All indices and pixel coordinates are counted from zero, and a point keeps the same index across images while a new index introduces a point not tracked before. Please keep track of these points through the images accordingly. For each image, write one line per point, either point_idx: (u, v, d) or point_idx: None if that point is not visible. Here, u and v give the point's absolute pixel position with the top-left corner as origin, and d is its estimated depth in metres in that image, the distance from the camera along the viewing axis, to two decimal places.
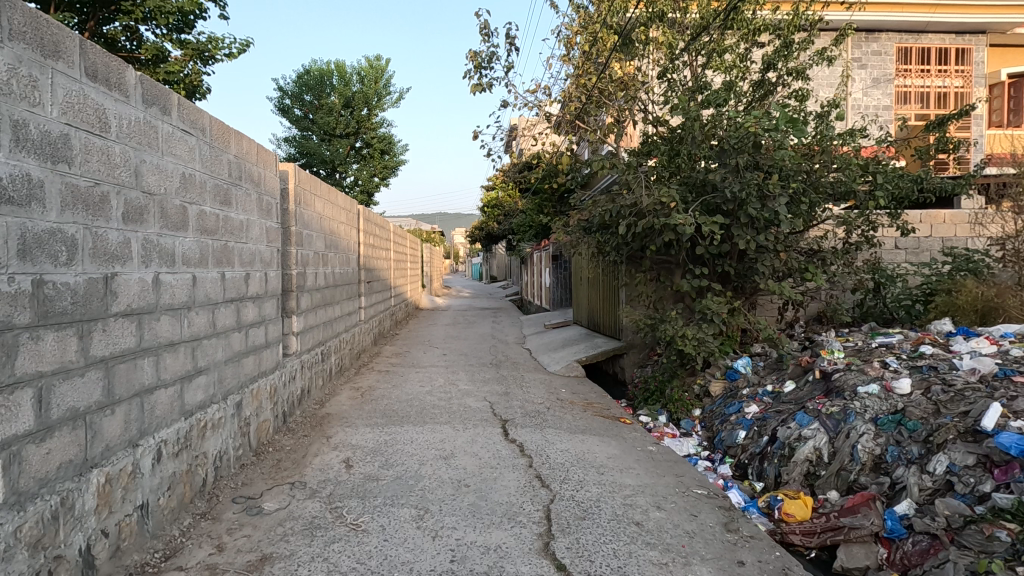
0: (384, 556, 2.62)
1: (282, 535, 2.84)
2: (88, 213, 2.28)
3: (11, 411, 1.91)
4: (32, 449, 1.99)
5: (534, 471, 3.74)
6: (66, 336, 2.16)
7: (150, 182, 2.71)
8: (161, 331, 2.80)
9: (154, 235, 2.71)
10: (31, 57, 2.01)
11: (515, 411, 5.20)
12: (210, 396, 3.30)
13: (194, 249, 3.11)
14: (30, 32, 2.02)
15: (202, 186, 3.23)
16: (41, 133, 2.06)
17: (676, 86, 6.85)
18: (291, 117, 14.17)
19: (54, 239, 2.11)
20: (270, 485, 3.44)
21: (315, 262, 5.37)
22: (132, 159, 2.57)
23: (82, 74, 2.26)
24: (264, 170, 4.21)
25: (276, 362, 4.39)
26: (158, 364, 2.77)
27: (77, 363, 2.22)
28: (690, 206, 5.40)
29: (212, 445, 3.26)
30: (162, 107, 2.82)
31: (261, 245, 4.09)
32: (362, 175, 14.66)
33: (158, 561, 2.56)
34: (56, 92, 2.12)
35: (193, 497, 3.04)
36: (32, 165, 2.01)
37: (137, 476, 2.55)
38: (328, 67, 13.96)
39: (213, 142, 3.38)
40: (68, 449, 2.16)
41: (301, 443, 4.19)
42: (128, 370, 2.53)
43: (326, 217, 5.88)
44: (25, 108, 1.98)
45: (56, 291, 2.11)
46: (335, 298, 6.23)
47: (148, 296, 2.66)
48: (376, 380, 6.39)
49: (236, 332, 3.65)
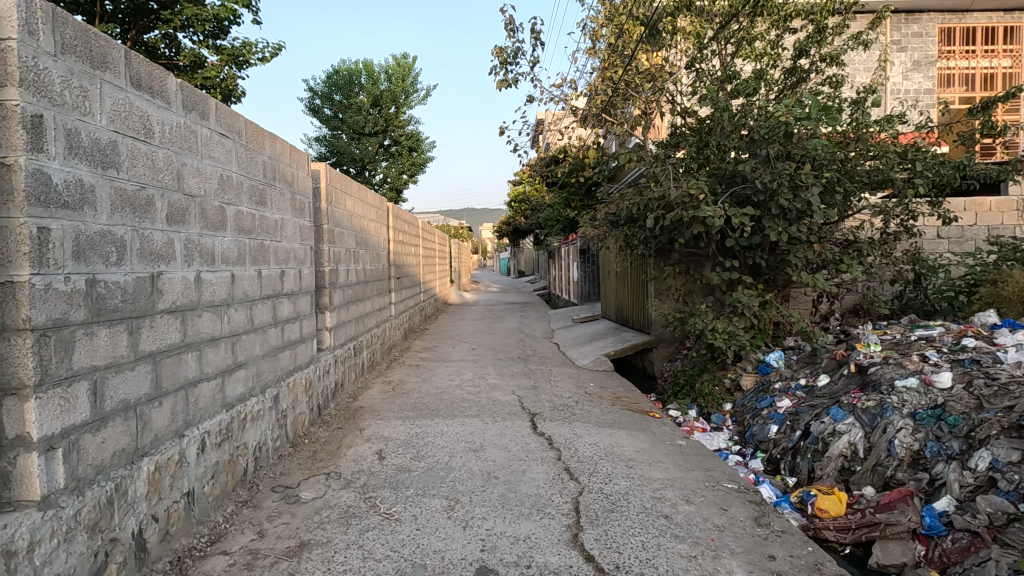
0: (417, 545, 2.70)
1: (319, 522, 2.94)
2: (135, 216, 2.41)
3: (70, 402, 2.04)
4: (89, 438, 2.13)
5: (563, 464, 3.77)
6: (117, 332, 2.29)
7: (191, 184, 2.84)
8: (204, 327, 2.93)
9: (195, 236, 2.85)
10: (82, 69, 2.14)
11: (543, 404, 5.24)
12: (250, 389, 3.43)
13: (232, 248, 3.24)
14: (80, 44, 2.14)
15: (239, 187, 3.35)
16: (92, 140, 2.19)
17: (704, 76, 6.75)
18: (322, 117, 14.46)
19: (105, 240, 2.24)
20: (307, 475, 3.56)
21: (347, 258, 5.50)
22: (175, 163, 2.70)
23: (128, 83, 2.38)
24: (297, 170, 4.32)
25: (311, 356, 4.52)
26: (201, 358, 2.90)
27: (127, 358, 2.35)
28: (720, 198, 5.31)
29: (252, 436, 3.40)
30: (201, 112, 2.94)
31: (295, 243, 4.22)
32: (391, 172, 14.91)
33: (205, 546, 2.69)
34: (105, 101, 2.25)
35: (235, 486, 3.17)
36: (85, 171, 2.14)
37: (183, 465, 2.69)
38: (356, 67, 14.13)
39: (249, 144, 3.50)
40: (121, 437, 2.30)
41: (336, 435, 4.32)
42: (173, 365, 2.66)
43: (357, 215, 6.01)
44: (77, 118, 2.11)
45: (109, 290, 2.24)
46: (367, 293, 6.38)
47: (191, 293, 2.80)
48: (406, 373, 6.51)
49: (273, 327, 3.78)
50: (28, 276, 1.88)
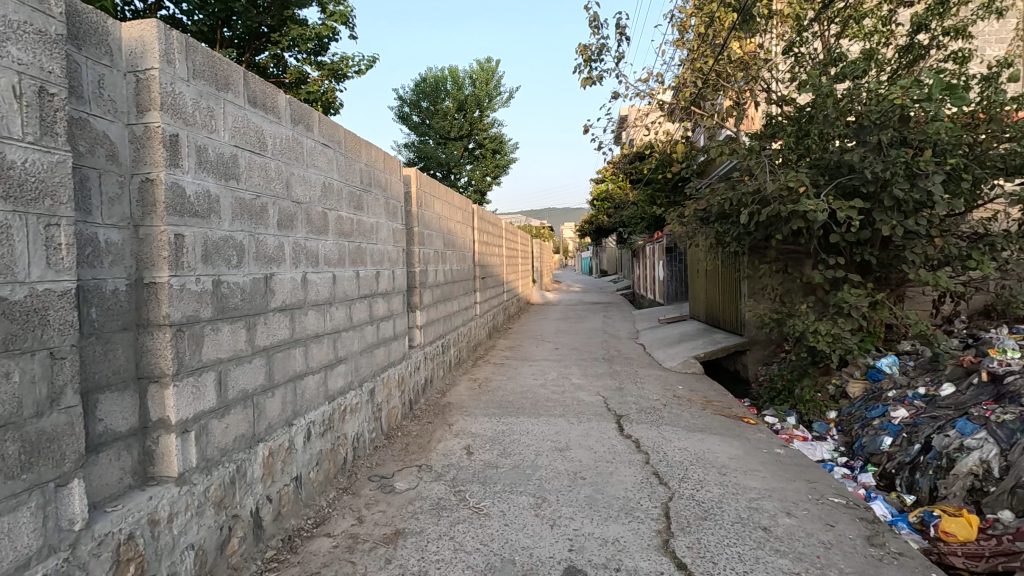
0: (506, 540, 2.74)
1: (413, 512, 3.08)
2: (252, 221, 2.65)
3: (200, 390, 2.28)
4: (215, 422, 2.37)
5: (651, 467, 3.68)
6: (238, 327, 2.53)
7: (299, 192, 3.07)
8: (310, 324, 3.16)
9: (302, 240, 3.08)
10: (209, 91, 2.38)
11: (630, 406, 5.14)
12: (349, 383, 3.65)
13: (334, 251, 3.46)
14: (208, 69, 2.38)
15: (339, 193, 3.57)
16: (217, 155, 2.43)
17: (804, 60, 6.32)
18: (411, 124, 15.10)
19: (228, 245, 2.48)
20: (401, 466, 3.73)
21: (435, 259, 5.70)
22: (284, 173, 2.93)
23: (246, 102, 2.62)
24: (390, 175, 4.54)
25: (403, 353, 4.73)
26: (307, 353, 3.12)
27: (246, 351, 2.58)
28: (823, 190, 4.94)
29: (351, 427, 3.62)
30: (307, 125, 3.17)
31: (389, 245, 4.44)
32: (475, 175, 15.26)
33: (311, 527, 2.90)
34: (227, 119, 2.49)
35: (337, 473, 3.39)
36: (212, 183, 2.38)
37: (293, 451, 2.92)
38: (442, 73, 14.56)
39: (348, 152, 3.73)
40: (241, 424, 2.54)
41: (426, 429, 4.49)
42: (284, 359, 2.89)
43: (444, 218, 6.21)
44: (205, 135, 2.35)
45: (231, 289, 2.47)
46: (454, 293, 6.57)
47: (299, 293, 3.03)
48: (491, 371, 6.64)
49: (369, 325, 4.00)
50: (167, 278, 2.12)
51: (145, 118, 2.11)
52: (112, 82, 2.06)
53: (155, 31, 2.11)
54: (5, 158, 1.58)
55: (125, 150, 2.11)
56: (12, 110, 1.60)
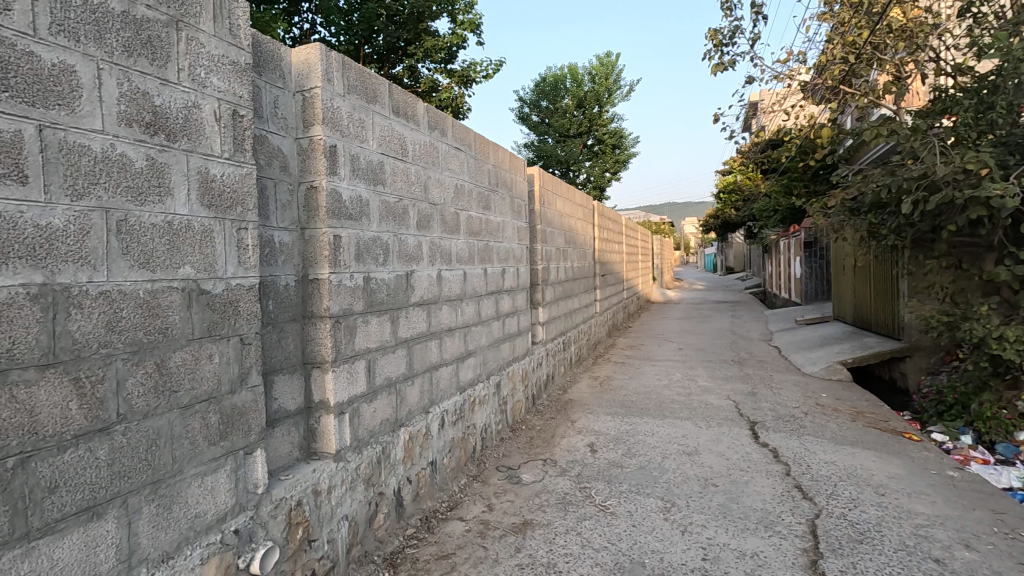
0: (634, 541, 2.70)
1: (539, 504, 3.14)
2: (395, 222, 2.86)
3: (353, 376, 2.52)
4: (365, 406, 2.60)
5: (793, 480, 3.39)
6: (384, 320, 2.75)
7: (435, 194, 3.26)
8: (444, 319, 3.34)
9: (437, 239, 3.27)
10: (360, 104, 2.62)
11: (765, 413, 4.79)
12: (478, 375, 3.81)
13: (465, 249, 3.63)
14: (359, 84, 2.61)
15: (470, 194, 3.74)
16: (367, 162, 2.66)
17: (986, 21, 5.43)
18: (530, 124, 15.36)
19: (376, 244, 2.70)
20: (526, 459, 3.82)
21: (557, 257, 5.75)
22: (423, 176, 3.13)
23: (390, 112, 2.84)
24: (515, 175, 4.65)
25: (527, 348, 4.83)
26: (442, 346, 3.31)
27: (390, 342, 2.80)
28: (1012, 171, 4.20)
29: (480, 418, 3.77)
30: (442, 130, 3.36)
31: (514, 243, 4.56)
32: (594, 171, 15.11)
33: (445, 510, 3.08)
34: (375, 129, 2.72)
35: (467, 461, 3.56)
36: (363, 188, 2.62)
37: (429, 437, 3.12)
38: (562, 72, 14.69)
39: (477, 154, 3.88)
40: (386, 409, 2.76)
41: (549, 424, 4.55)
42: (422, 350, 3.09)
43: (566, 215, 6.24)
44: (358, 145, 2.59)
45: (378, 285, 2.70)
46: (574, 291, 6.58)
47: (434, 289, 3.22)
48: (613, 370, 6.54)
49: (496, 320, 4.13)
50: (327, 274, 2.37)
51: (309, 132, 2.38)
52: (284, 102, 2.33)
53: (318, 53, 2.36)
54: (209, 173, 1.86)
55: (294, 161, 2.39)
56: (213, 131, 1.88)
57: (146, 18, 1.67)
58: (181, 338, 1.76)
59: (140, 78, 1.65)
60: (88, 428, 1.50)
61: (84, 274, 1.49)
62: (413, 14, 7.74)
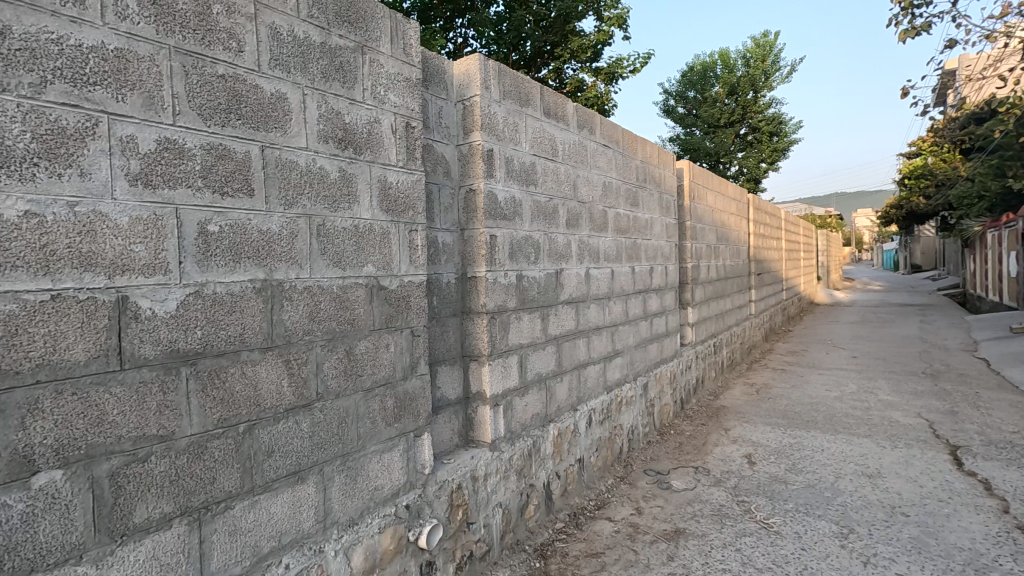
0: (804, 566, 2.45)
1: (692, 514, 2.99)
2: (546, 221, 2.92)
3: (507, 370, 2.62)
4: (517, 400, 2.69)
5: (1013, 519, 2.82)
6: (535, 317, 2.82)
7: (583, 193, 3.27)
8: (591, 317, 3.34)
9: (585, 238, 3.27)
10: (514, 108, 2.71)
11: (970, 436, 4.05)
12: (625, 375, 3.74)
13: (612, 247, 3.59)
14: (513, 89, 2.71)
15: (617, 191, 3.68)
16: (520, 164, 2.74)
17: None
18: (676, 116, 14.72)
19: (528, 243, 2.78)
20: (676, 465, 3.67)
21: (708, 254, 5.43)
22: (572, 175, 3.16)
23: (542, 115, 2.90)
24: (664, 170, 4.48)
25: (675, 350, 4.63)
26: (590, 344, 3.31)
27: (541, 339, 2.87)
28: None
29: (627, 419, 3.70)
30: (590, 129, 3.35)
31: (663, 240, 4.41)
32: (748, 162, 13.99)
33: (593, 508, 3.07)
34: (528, 131, 2.80)
35: (614, 461, 3.52)
36: (516, 189, 2.71)
37: (577, 434, 3.13)
38: (712, 60, 13.93)
39: (625, 151, 3.81)
40: (537, 404, 2.83)
41: (700, 431, 4.32)
42: (570, 348, 3.12)
43: (718, 210, 5.86)
44: (512, 148, 2.68)
45: (529, 283, 2.78)
46: (727, 290, 6.17)
47: (582, 287, 3.23)
48: (771, 377, 6.00)
49: (644, 320, 4.03)
50: (485, 272, 2.50)
51: (469, 138, 2.52)
52: (447, 111, 2.50)
53: (478, 63, 2.50)
54: (387, 180, 2.07)
55: (455, 166, 2.55)
56: (391, 143, 2.09)
57: (339, 47, 1.90)
58: (365, 328, 1.98)
59: (334, 99, 1.88)
60: (296, 403, 1.75)
61: (293, 271, 1.74)
62: (560, 16, 7.92)
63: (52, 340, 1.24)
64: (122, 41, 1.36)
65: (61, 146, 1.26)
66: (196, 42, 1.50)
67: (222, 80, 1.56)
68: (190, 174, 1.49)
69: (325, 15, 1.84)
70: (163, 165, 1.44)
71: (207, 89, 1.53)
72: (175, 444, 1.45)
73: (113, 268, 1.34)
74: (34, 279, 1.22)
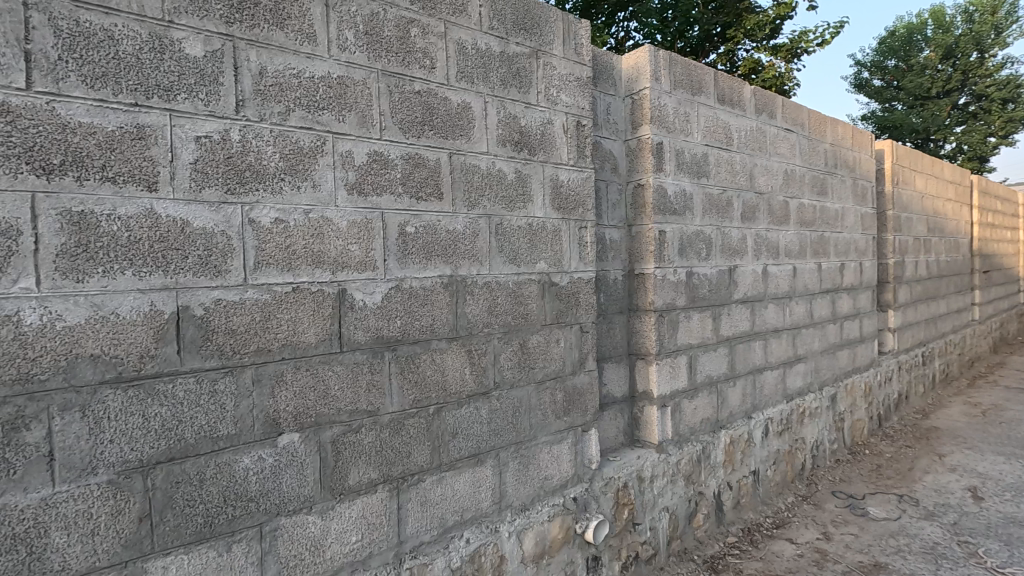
0: None
1: (896, 549, 2.59)
2: (719, 215, 2.75)
3: (676, 371, 2.53)
4: (686, 402, 2.58)
5: None
6: (706, 317, 2.68)
7: (761, 183, 3.01)
8: (769, 318, 3.06)
9: (763, 231, 3.01)
10: (685, 97, 2.59)
11: None
12: (808, 384, 3.37)
13: (795, 242, 3.26)
14: (685, 77, 2.59)
15: (801, 179, 3.32)
16: (692, 156, 2.62)
17: None
18: (870, 91, 12.82)
19: (699, 239, 2.65)
20: (873, 490, 3.21)
21: (916, 248, 4.64)
22: (749, 165, 2.93)
23: (715, 102, 2.74)
24: (859, 153, 3.93)
25: (872, 358, 4.05)
26: (767, 347, 3.04)
27: (712, 340, 2.71)
28: None
29: (811, 432, 3.33)
30: (770, 112, 3.07)
31: (856, 233, 3.87)
32: (970, 137, 11.65)
33: (771, 526, 2.82)
34: (700, 121, 2.66)
35: (794, 478, 3.19)
36: (687, 182, 2.59)
37: (751, 444, 2.90)
38: (919, 21, 11.93)
39: (812, 134, 3.42)
40: (707, 408, 2.68)
41: (904, 454, 3.72)
42: (745, 351, 2.90)
43: (930, 196, 4.98)
44: (683, 139, 2.57)
45: (700, 281, 2.64)
46: (941, 291, 5.21)
47: (759, 285, 2.98)
48: (1003, 398, 4.94)
49: (832, 323, 3.58)
50: (653, 269, 2.43)
51: (638, 132, 2.48)
52: (615, 107, 2.48)
53: (648, 55, 2.44)
54: (558, 179, 2.12)
55: (623, 162, 2.52)
56: (562, 142, 2.14)
57: (516, 53, 1.99)
58: (537, 323, 2.06)
59: (511, 104, 1.98)
60: (475, 391, 1.88)
61: (475, 268, 1.87)
62: None
63: (293, 325, 1.50)
64: (343, 70, 1.58)
65: (300, 163, 1.51)
66: (397, 63, 1.69)
67: (417, 96, 1.74)
68: (393, 182, 1.68)
69: (504, 25, 1.95)
70: (373, 175, 1.64)
71: (406, 105, 1.71)
72: (380, 419, 1.66)
73: (336, 265, 1.57)
74: (281, 273, 1.48)
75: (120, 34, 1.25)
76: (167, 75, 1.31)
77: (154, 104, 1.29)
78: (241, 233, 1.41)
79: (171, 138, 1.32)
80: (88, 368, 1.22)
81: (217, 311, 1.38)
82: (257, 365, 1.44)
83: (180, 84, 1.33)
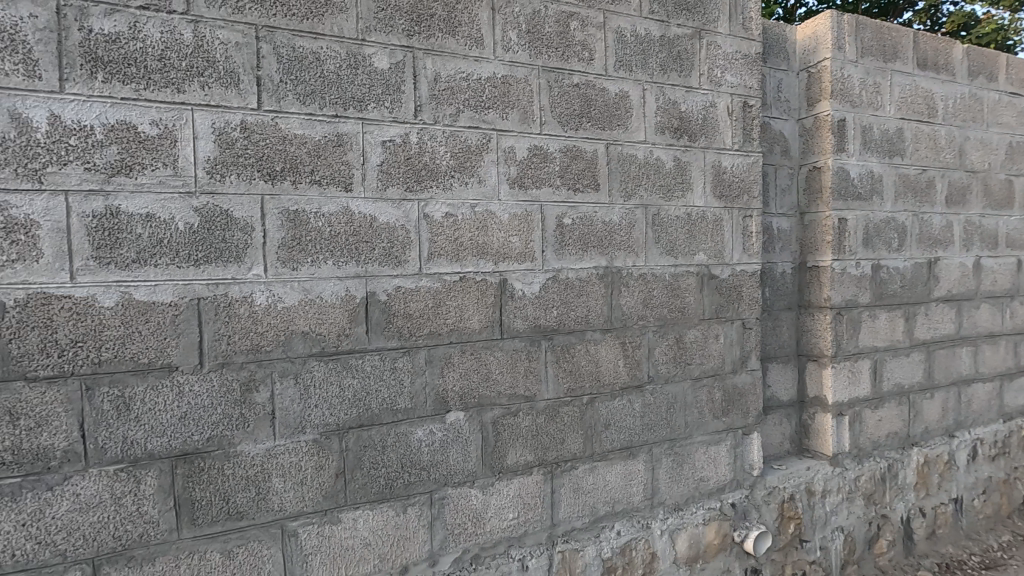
0: None
1: None
2: (916, 200, 2.38)
3: (856, 376, 2.25)
4: (869, 412, 2.28)
5: None
6: (896, 316, 2.34)
7: (974, 159, 2.53)
8: (982, 320, 2.58)
9: (976, 218, 2.54)
10: (876, 65, 2.27)
11: None
12: None
13: (1021, 229, 2.69)
14: (876, 42, 2.27)
15: None
16: (882, 132, 2.29)
17: None
18: None
19: (889, 227, 2.31)
20: None
21: None
22: (958, 139, 2.48)
23: (915, 67, 2.36)
24: None
25: None
26: (978, 355, 2.57)
27: (904, 343, 2.36)
28: None
29: None
30: (990, 74, 2.57)
31: None
32: None
33: (978, 566, 2.39)
34: (894, 91, 2.31)
35: (1012, 513, 2.66)
36: (876, 163, 2.28)
37: (953, 468, 2.48)
38: None
39: None
40: (895, 421, 2.35)
41: None
42: (947, 358, 2.48)
43: None
44: (871, 114, 2.26)
45: (890, 275, 2.31)
46: None
47: (969, 281, 2.52)
48: None
49: None
50: (830, 262, 2.19)
51: (815, 109, 2.23)
52: (788, 84, 2.27)
53: (829, 21, 2.18)
54: (721, 165, 2.00)
55: (796, 143, 2.29)
56: (726, 126, 2.01)
57: (678, 36, 1.91)
58: (695, 317, 1.97)
59: (671, 90, 1.91)
60: (629, 384, 1.86)
61: (631, 259, 1.85)
62: None
63: (460, 312, 1.62)
64: (507, 69, 1.65)
65: (468, 160, 1.61)
66: (557, 58, 1.72)
67: (576, 88, 1.75)
68: (552, 175, 1.73)
69: (665, 8, 1.88)
70: (533, 169, 1.70)
71: (565, 99, 1.74)
72: (536, 404, 1.72)
73: (498, 256, 1.66)
74: (451, 264, 1.60)
75: (325, 55, 1.44)
76: (360, 87, 1.48)
77: (351, 115, 1.48)
78: (418, 227, 1.56)
79: (363, 143, 1.49)
80: (299, 342, 1.44)
81: (397, 297, 1.54)
82: (430, 346, 1.59)
83: (370, 95, 1.50)
